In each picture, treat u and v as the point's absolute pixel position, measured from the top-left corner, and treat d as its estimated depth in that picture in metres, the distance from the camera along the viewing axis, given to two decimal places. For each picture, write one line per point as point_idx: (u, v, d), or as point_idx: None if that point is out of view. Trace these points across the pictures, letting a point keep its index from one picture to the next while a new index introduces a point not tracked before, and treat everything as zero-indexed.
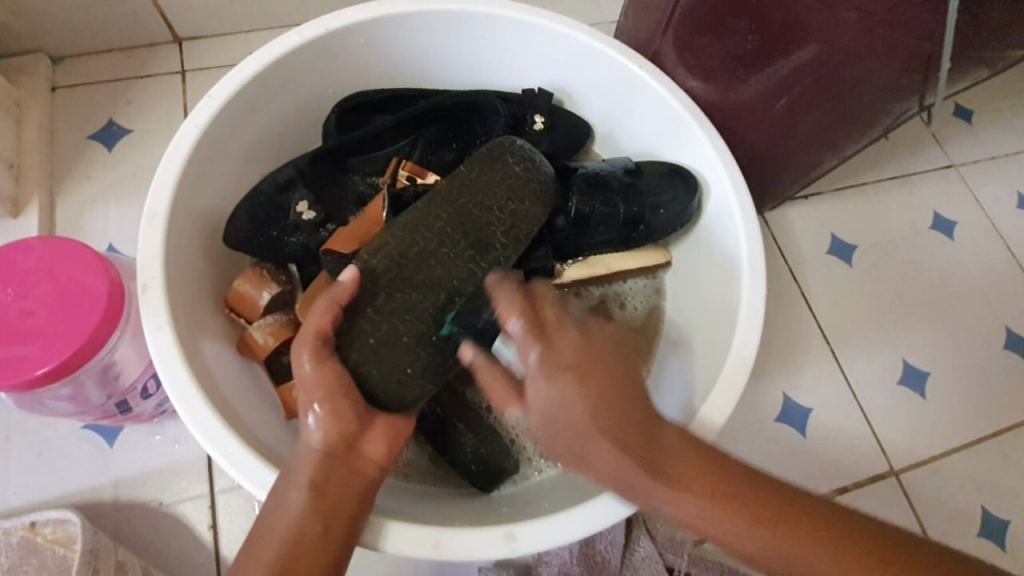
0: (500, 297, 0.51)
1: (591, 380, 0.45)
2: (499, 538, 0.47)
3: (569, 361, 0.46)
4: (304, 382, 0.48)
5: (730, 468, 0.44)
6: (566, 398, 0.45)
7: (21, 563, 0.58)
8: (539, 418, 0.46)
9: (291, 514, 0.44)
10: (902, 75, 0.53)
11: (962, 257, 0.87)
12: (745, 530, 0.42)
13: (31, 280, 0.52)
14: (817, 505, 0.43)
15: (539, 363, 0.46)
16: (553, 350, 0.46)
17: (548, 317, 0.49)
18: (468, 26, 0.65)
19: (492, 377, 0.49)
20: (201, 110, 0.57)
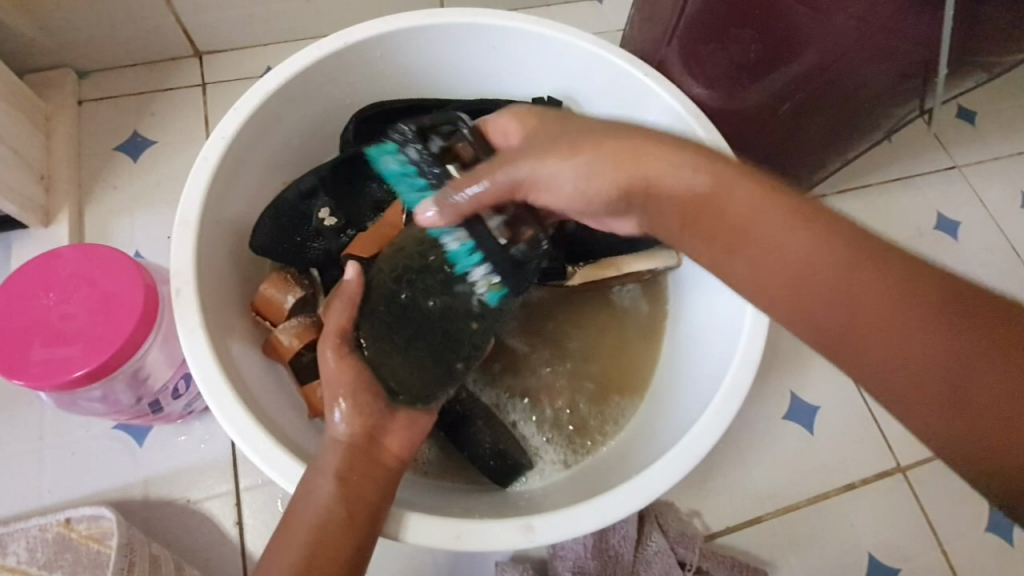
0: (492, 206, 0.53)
1: (552, 120, 0.50)
2: (518, 529, 0.48)
3: (541, 121, 0.50)
4: (329, 377, 0.51)
5: (875, 245, 0.40)
6: (539, 125, 0.50)
7: (57, 558, 0.61)
8: (523, 143, 0.49)
9: (321, 502, 0.46)
10: (900, 79, 0.55)
11: (966, 256, 0.88)
12: (787, 217, 0.42)
13: (71, 285, 0.54)
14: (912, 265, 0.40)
15: (518, 126, 0.51)
16: (524, 117, 0.51)
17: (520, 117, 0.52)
18: (480, 37, 0.67)
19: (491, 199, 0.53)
20: (228, 122, 0.60)
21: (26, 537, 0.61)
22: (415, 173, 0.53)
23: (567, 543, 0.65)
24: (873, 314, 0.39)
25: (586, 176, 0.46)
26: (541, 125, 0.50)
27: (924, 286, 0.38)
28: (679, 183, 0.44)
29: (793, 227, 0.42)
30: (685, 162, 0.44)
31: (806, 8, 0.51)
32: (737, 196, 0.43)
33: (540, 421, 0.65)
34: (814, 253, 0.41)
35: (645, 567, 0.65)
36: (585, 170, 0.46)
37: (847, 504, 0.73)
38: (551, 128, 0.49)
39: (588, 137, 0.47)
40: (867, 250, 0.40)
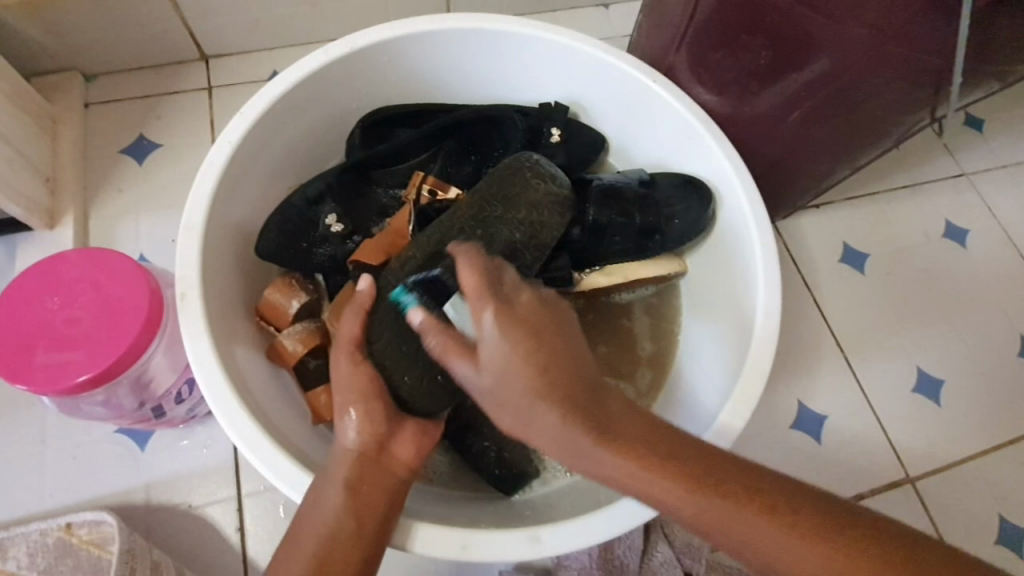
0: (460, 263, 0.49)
1: (539, 346, 0.45)
2: (524, 540, 0.48)
3: (522, 321, 0.46)
4: (342, 383, 0.50)
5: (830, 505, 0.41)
6: (513, 352, 0.45)
7: (57, 564, 0.60)
8: (489, 378, 0.46)
9: (332, 510, 0.45)
10: (914, 87, 0.55)
11: (975, 265, 0.87)
12: (719, 514, 0.41)
13: (76, 289, 0.54)
14: (807, 503, 0.41)
15: (495, 322, 0.45)
16: (508, 308, 0.46)
17: (505, 281, 0.49)
18: (487, 43, 0.67)
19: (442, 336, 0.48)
20: (234, 127, 0.59)
21: (26, 542, 0.61)
22: (405, 288, 0.54)
23: (572, 553, 0.64)
24: (809, 559, 0.40)
25: (503, 377, 0.46)
26: (519, 335, 0.45)
27: (852, 535, 0.40)
28: (666, 491, 0.42)
29: (766, 522, 0.40)
30: (662, 478, 0.42)
31: (818, 15, 0.51)
32: (710, 513, 0.41)
33: None
34: (736, 520, 0.41)
35: None
36: (546, 413, 0.44)
37: None
38: (527, 367, 0.45)
39: (565, 417, 0.44)
40: (816, 535, 0.40)
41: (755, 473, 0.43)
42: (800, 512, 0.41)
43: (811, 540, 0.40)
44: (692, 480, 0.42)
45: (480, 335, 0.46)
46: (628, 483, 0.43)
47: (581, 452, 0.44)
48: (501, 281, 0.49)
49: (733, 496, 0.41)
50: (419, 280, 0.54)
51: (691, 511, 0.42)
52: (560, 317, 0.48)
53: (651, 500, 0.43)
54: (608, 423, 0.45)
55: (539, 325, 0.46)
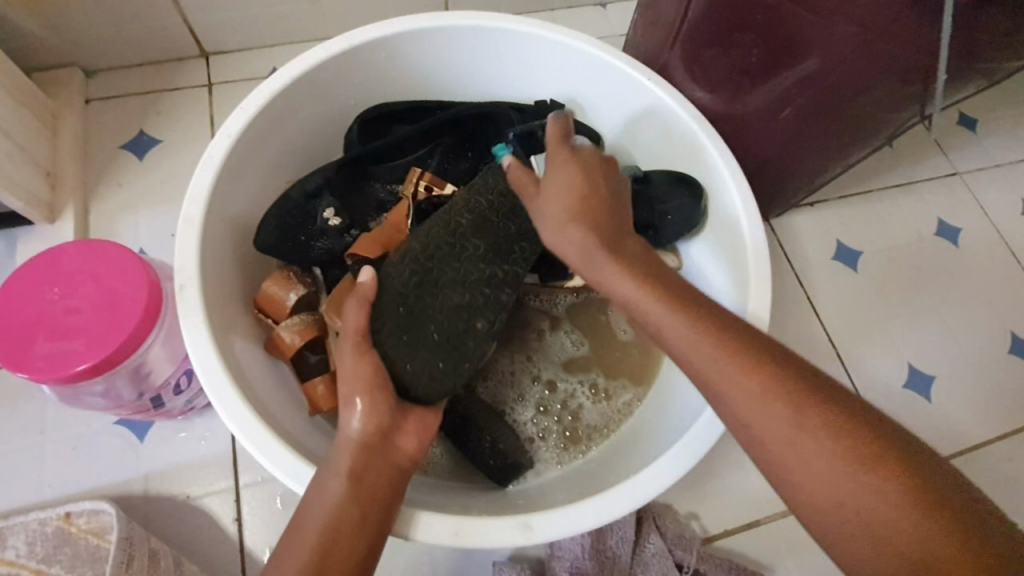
0: (546, 127, 0.58)
1: (594, 184, 0.54)
2: (516, 527, 0.49)
3: (583, 165, 0.55)
4: (346, 374, 0.51)
5: (856, 413, 0.42)
6: (570, 181, 0.53)
7: (56, 552, 0.61)
8: (544, 199, 0.54)
9: (336, 497, 0.46)
10: (902, 85, 0.56)
11: (967, 263, 0.88)
12: (776, 411, 0.42)
13: (76, 280, 0.55)
14: (866, 417, 0.42)
15: (566, 151, 0.55)
16: (575, 151, 0.55)
17: (572, 139, 0.57)
18: (484, 40, 0.68)
19: (516, 166, 0.58)
20: (233, 121, 0.60)
21: (25, 531, 0.61)
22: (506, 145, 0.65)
23: (564, 543, 0.65)
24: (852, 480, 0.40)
25: (552, 202, 0.53)
26: (579, 172, 0.54)
27: (894, 447, 0.41)
28: (683, 344, 0.46)
29: (809, 425, 0.42)
30: (697, 333, 0.46)
31: (808, 13, 0.52)
32: (745, 397, 0.44)
33: (541, 421, 0.65)
34: (782, 419, 0.42)
35: (642, 569, 0.65)
36: (572, 199, 0.52)
37: None
38: (574, 192, 0.53)
39: (613, 259, 0.50)
40: (866, 447, 0.41)
41: (799, 371, 0.44)
42: (861, 424, 0.41)
43: (855, 460, 0.40)
44: (752, 363, 0.44)
45: (547, 170, 0.55)
46: (666, 336, 0.47)
47: (612, 287, 0.50)
48: (572, 142, 0.58)
49: (783, 379, 0.43)
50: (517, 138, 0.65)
51: (718, 377, 0.45)
52: (605, 172, 0.56)
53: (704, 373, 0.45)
54: (644, 269, 0.51)
55: (594, 170, 0.55)
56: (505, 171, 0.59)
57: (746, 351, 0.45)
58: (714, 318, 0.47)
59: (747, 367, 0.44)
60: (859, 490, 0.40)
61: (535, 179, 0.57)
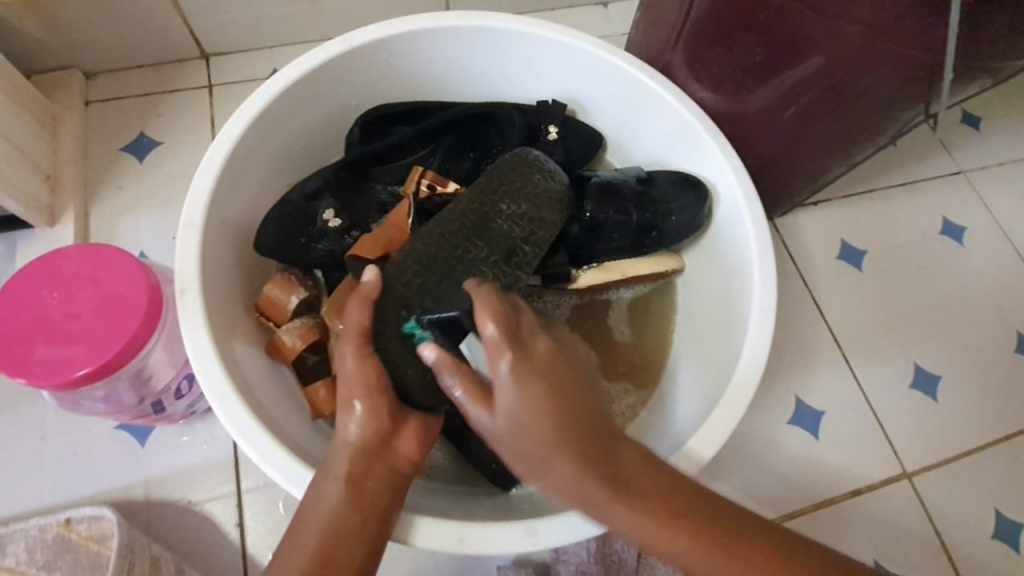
0: (479, 300, 0.46)
1: (557, 399, 0.43)
2: (520, 533, 0.48)
3: (543, 371, 0.44)
4: (347, 376, 0.50)
5: (788, 551, 0.45)
6: (529, 407, 0.43)
7: (57, 559, 0.60)
8: (505, 426, 0.44)
9: (333, 501, 0.46)
10: (905, 84, 0.55)
11: (973, 262, 0.87)
12: (720, 564, 0.44)
13: (76, 284, 0.54)
14: (807, 564, 0.44)
15: (512, 371, 0.43)
16: (526, 359, 0.44)
17: (523, 330, 0.46)
18: (485, 41, 0.67)
19: (457, 377, 0.46)
20: (233, 124, 0.60)
21: (25, 537, 0.61)
22: (418, 323, 0.53)
23: (570, 547, 0.64)
24: None
25: (520, 429, 0.43)
26: (540, 386, 0.43)
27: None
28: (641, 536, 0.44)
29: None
30: (646, 516, 0.44)
31: (811, 12, 0.51)
32: (698, 564, 0.44)
33: None
34: (722, 565, 0.44)
35: (647, 573, 0.65)
36: (547, 416, 0.43)
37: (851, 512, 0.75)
38: (543, 405, 0.43)
39: (611, 496, 0.44)
40: None
41: (744, 526, 0.45)
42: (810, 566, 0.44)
43: None
44: (699, 537, 0.44)
45: (496, 388, 0.43)
46: (622, 530, 0.45)
47: (594, 503, 0.44)
48: (521, 331, 0.46)
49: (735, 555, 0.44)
50: (434, 317, 0.53)
51: (680, 556, 0.44)
52: (570, 365, 0.46)
53: (656, 549, 0.45)
54: (620, 480, 0.44)
55: (557, 377, 0.44)
56: (442, 378, 0.47)
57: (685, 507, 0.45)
58: (673, 493, 0.45)
59: (696, 537, 0.44)
60: None
61: (486, 386, 0.46)
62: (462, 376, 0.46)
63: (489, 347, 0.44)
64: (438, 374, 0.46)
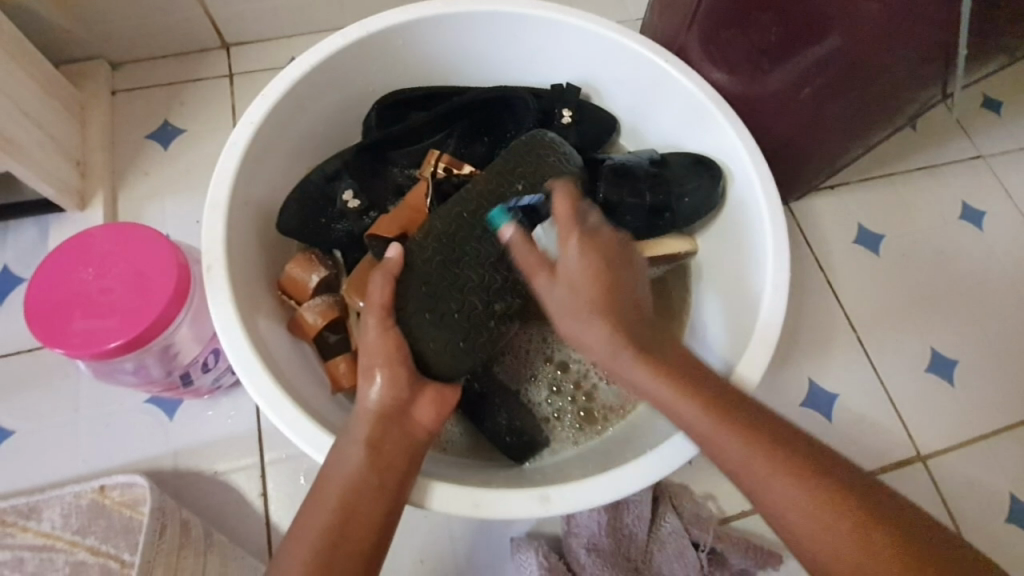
0: (557, 189, 0.56)
1: (613, 283, 0.51)
2: (534, 499, 0.50)
3: (604, 263, 0.52)
4: (370, 347, 0.53)
5: (850, 483, 0.43)
6: (591, 272, 0.51)
7: (91, 524, 0.63)
8: (562, 289, 0.51)
9: (354, 463, 0.48)
10: (923, 63, 0.55)
11: (992, 246, 0.86)
12: (745, 453, 0.44)
13: (110, 261, 0.57)
14: (852, 483, 0.43)
15: (580, 253, 0.51)
16: (593, 238, 0.52)
17: (592, 220, 0.55)
18: (499, 26, 0.68)
19: (525, 250, 0.54)
20: (256, 108, 0.61)
21: (61, 504, 0.64)
22: (505, 208, 0.59)
23: (582, 520, 0.66)
24: (828, 525, 0.41)
25: (579, 257, 0.51)
26: (597, 259, 0.51)
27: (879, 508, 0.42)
28: (701, 427, 0.46)
29: (784, 470, 0.43)
30: (706, 414, 0.46)
31: None
32: (750, 467, 0.44)
33: (556, 401, 0.66)
34: (741, 448, 0.44)
35: (658, 547, 0.66)
36: (609, 327, 0.50)
37: None
38: (594, 290, 0.50)
39: (648, 366, 0.49)
40: (847, 505, 0.42)
41: (788, 437, 0.45)
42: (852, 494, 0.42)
43: (835, 509, 0.42)
44: (737, 423, 0.45)
45: (563, 258, 0.52)
46: (678, 415, 0.47)
47: (626, 368, 0.49)
48: (586, 221, 0.54)
49: (765, 442, 0.44)
50: (518, 205, 0.60)
51: (726, 457, 0.45)
52: (621, 255, 0.53)
53: (708, 444, 0.46)
54: (659, 355, 0.50)
55: (608, 254, 0.52)
56: (513, 252, 0.55)
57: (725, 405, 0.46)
58: (705, 381, 0.48)
59: (736, 429, 0.45)
60: (835, 540, 0.41)
61: (546, 263, 0.54)
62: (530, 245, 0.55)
63: (561, 228, 0.53)
64: (512, 249, 0.55)
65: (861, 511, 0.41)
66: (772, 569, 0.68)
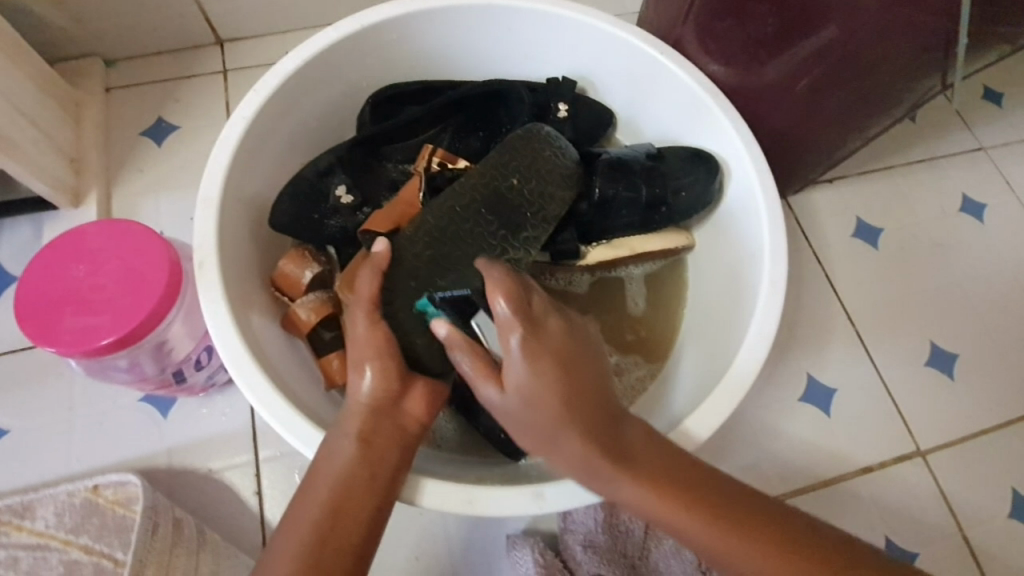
0: (492, 277, 0.47)
1: (564, 378, 0.46)
2: (527, 496, 0.49)
3: (553, 361, 0.46)
4: (358, 341, 0.52)
5: (799, 530, 0.45)
6: (543, 390, 0.45)
7: (84, 522, 0.63)
8: (516, 403, 0.46)
9: (345, 458, 0.48)
10: (919, 54, 0.54)
11: (993, 240, 0.86)
12: (707, 534, 0.45)
13: (100, 257, 0.57)
14: (805, 536, 0.45)
15: (526, 360, 0.45)
16: (536, 334, 0.46)
17: (536, 307, 0.48)
18: (493, 19, 0.67)
19: (467, 354, 0.48)
20: (248, 102, 0.61)
21: (55, 502, 0.64)
22: (431, 301, 0.55)
23: (578, 516, 0.66)
24: None
25: (528, 400, 0.45)
26: (549, 370, 0.45)
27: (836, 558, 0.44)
28: (675, 521, 0.45)
29: (750, 540, 0.44)
30: (677, 508, 0.45)
31: None
32: (728, 549, 0.44)
33: None
34: (710, 533, 0.45)
35: (655, 543, 0.66)
36: (578, 443, 0.46)
37: (863, 489, 0.74)
38: (551, 403, 0.45)
39: (615, 468, 0.46)
40: (803, 559, 0.44)
41: (742, 503, 0.46)
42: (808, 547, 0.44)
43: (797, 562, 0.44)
44: (698, 507, 0.45)
45: (508, 366, 0.45)
46: (655, 517, 0.46)
47: (601, 476, 0.46)
48: (532, 306, 0.48)
49: (726, 521, 0.45)
50: (446, 296, 0.55)
51: (701, 542, 0.45)
52: (573, 348, 0.47)
53: (667, 524, 0.46)
54: (625, 451, 0.46)
55: (557, 359, 0.46)
56: (453, 355, 0.49)
57: (681, 483, 0.46)
58: (659, 455, 0.47)
59: (698, 513, 0.45)
60: None
61: (494, 365, 0.48)
62: (479, 350, 0.48)
63: (500, 327, 0.46)
64: (450, 351, 0.49)
65: (819, 551, 0.44)
66: None
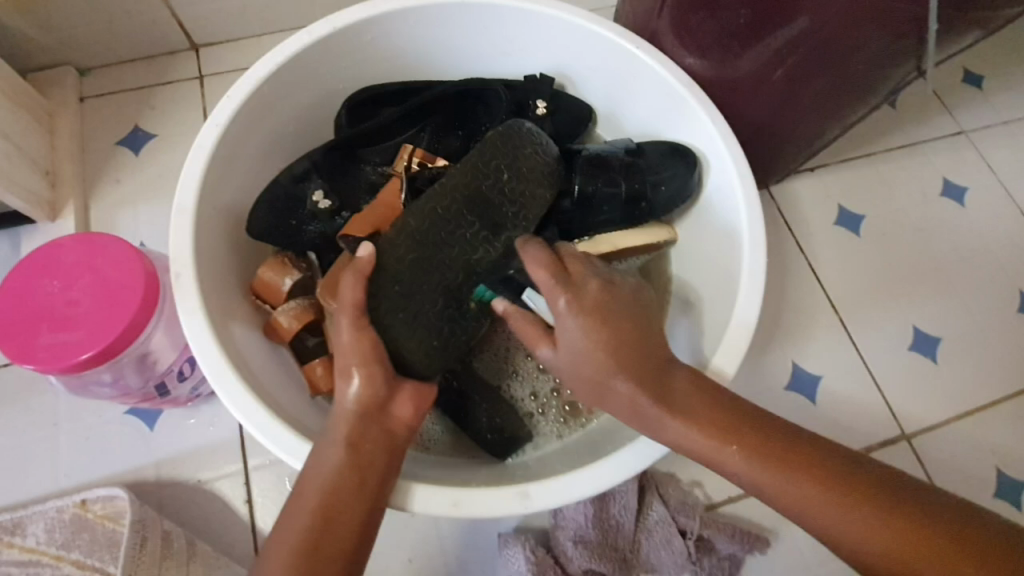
0: (528, 251, 0.55)
1: (611, 330, 0.50)
2: (514, 496, 0.49)
3: (592, 306, 0.51)
4: (343, 348, 0.52)
5: (868, 472, 0.45)
6: (592, 336, 0.50)
7: (74, 538, 0.63)
8: (567, 357, 0.51)
9: (334, 465, 0.48)
10: (894, 39, 0.54)
11: (975, 224, 0.86)
12: (773, 475, 0.45)
13: (75, 272, 0.56)
14: (876, 473, 0.45)
15: (568, 305, 0.51)
16: (578, 295, 0.52)
17: (573, 270, 0.54)
18: (469, 17, 0.67)
19: (522, 321, 0.54)
20: (221, 110, 0.60)
21: (44, 518, 0.63)
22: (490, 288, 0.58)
23: (568, 512, 0.66)
24: (865, 521, 0.43)
25: (580, 353, 0.50)
26: (598, 322, 0.50)
27: (915, 497, 0.44)
28: (743, 468, 0.46)
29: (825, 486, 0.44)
30: (734, 446, 0.47)
31: None
32: (784, 489, 0.45)
33: (539, 396, 0.65)
34: (773, 473, 0.45)
35: (645, 536, 0.67)
36: (634, 375, 0.49)
37: None
38: (605, 356, 0.50)
39: (668, 410, 0.48)
40: (880, 501, 0.44)
41: (803, 440, 0.47)
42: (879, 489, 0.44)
43: (870, 504, 0.44)
44: (762, 451, 0.46)
45: (559, 325, 0.51)
46: (719, 462, 0.47)
47: (653, 423, 0.49)
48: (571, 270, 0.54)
49: (798, 463, 0.45)
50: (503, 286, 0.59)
51: (775, 486, 0.45)
52: (624, 295, 0.53)
53: (735, 471, 0.47)
54: (671, 393, 0.49)
55: (616, 310, 0.52)
56: (510, 324, 0.55)
57: (740, 425, 0.47)
58: (725, 405, 0.48)
59: (762, 457, 0.46)
60: (877, 532, 0.43)
61: (545, 330, 0.53)
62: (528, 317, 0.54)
63: (546, 286, 0.52)
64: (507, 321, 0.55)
65: (879, 493, 0.44)
66: (761, 554, 0.69)
